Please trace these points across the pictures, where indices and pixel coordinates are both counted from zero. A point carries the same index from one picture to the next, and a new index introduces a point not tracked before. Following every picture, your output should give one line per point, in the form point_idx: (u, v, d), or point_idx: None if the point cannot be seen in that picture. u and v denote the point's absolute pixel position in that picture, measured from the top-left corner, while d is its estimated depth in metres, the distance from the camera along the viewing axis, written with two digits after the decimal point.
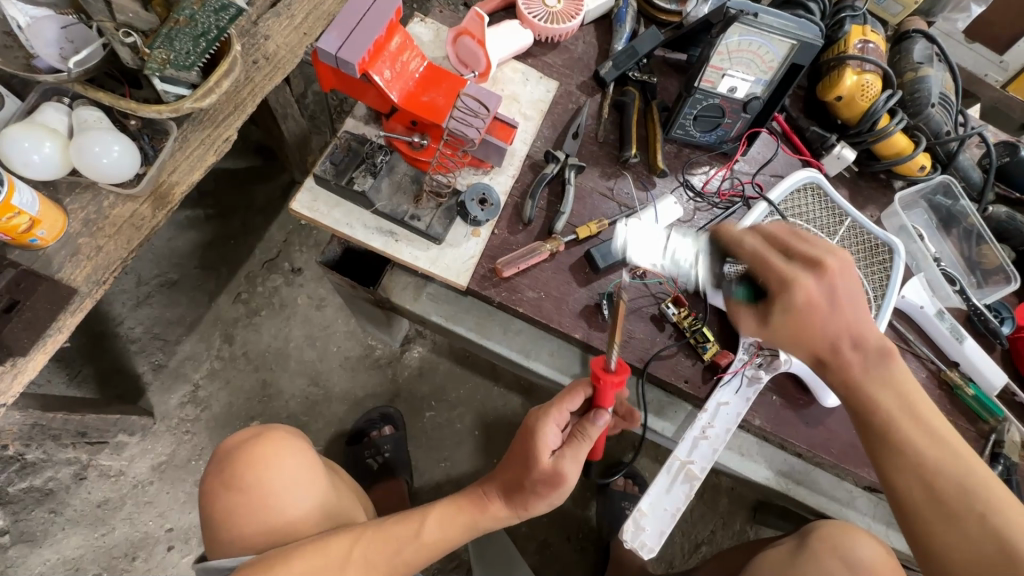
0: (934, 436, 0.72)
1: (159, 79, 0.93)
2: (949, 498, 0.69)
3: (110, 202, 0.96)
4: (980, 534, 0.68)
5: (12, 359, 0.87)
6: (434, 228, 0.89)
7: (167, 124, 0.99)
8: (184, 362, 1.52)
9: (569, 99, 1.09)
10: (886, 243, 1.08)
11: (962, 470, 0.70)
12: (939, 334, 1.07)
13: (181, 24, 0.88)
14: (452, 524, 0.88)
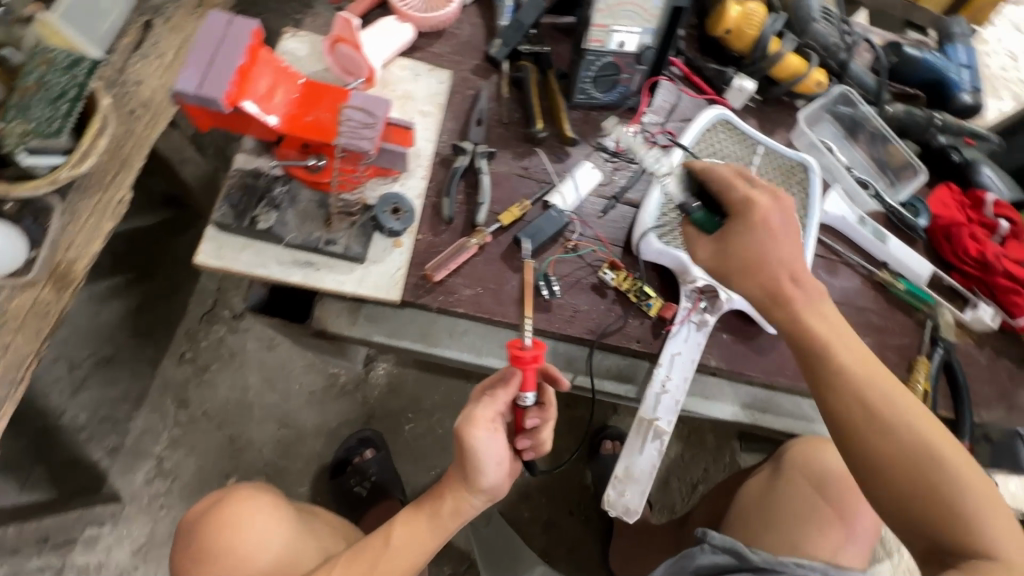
0: (871, 371, 0.74)
1: (26, 152, 0.84)
2: (890, 428, 0.70)
3: (6, 297, 0.88)
4: (918, 459, 0.68)
5: None
6: (352, 248, 0.86)
7: (48, 198, 0.91)
8: (141, 438, 1.45)
9: (465, 86, 1.06)
10: (800, 161, 1.13)
11: (898, 401, 0.72)
12: (864, 239, 1.11)
13: (30, 92, 0.84)
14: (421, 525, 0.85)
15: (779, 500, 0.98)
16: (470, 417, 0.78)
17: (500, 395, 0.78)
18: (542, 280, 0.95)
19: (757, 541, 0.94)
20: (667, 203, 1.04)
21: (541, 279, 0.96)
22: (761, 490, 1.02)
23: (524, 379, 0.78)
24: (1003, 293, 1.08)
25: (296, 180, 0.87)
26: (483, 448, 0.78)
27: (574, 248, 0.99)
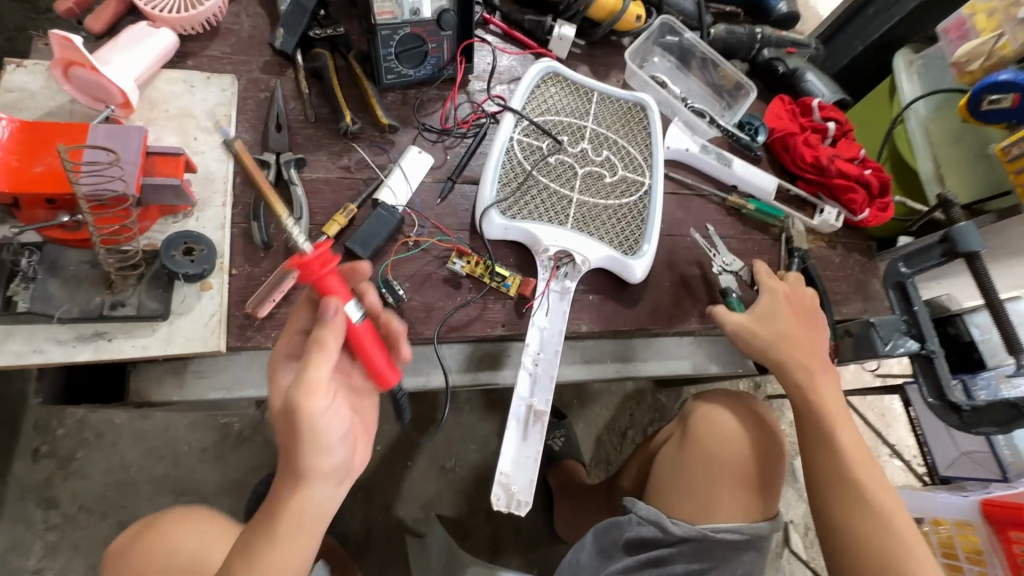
0: (829, 381, 0.93)
1: None
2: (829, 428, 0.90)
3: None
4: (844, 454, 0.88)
5: None
6: (147, 306, 0.74)
7: None
8: (9, 554, 1.27)
9: (257, 87, 0.94)
10: (636, 101, 1.10)
11: (837, 407, 0.91)
12: (711, 167, 1.12)
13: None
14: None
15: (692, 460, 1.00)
16: (302, 391, 0.61)
17: (329, 344, 0.63)
18: (384, 286, 0.88)
19: (673, 508, 0.97)
20: (506, 173, 0.98)
21: (383, 286, 0.88)
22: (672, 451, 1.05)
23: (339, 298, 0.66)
24: (841, 193, 1.12)
25: (51, 241, 0.72)
26: (313, 502, 0.64)
27: (415, 243, 0.92)
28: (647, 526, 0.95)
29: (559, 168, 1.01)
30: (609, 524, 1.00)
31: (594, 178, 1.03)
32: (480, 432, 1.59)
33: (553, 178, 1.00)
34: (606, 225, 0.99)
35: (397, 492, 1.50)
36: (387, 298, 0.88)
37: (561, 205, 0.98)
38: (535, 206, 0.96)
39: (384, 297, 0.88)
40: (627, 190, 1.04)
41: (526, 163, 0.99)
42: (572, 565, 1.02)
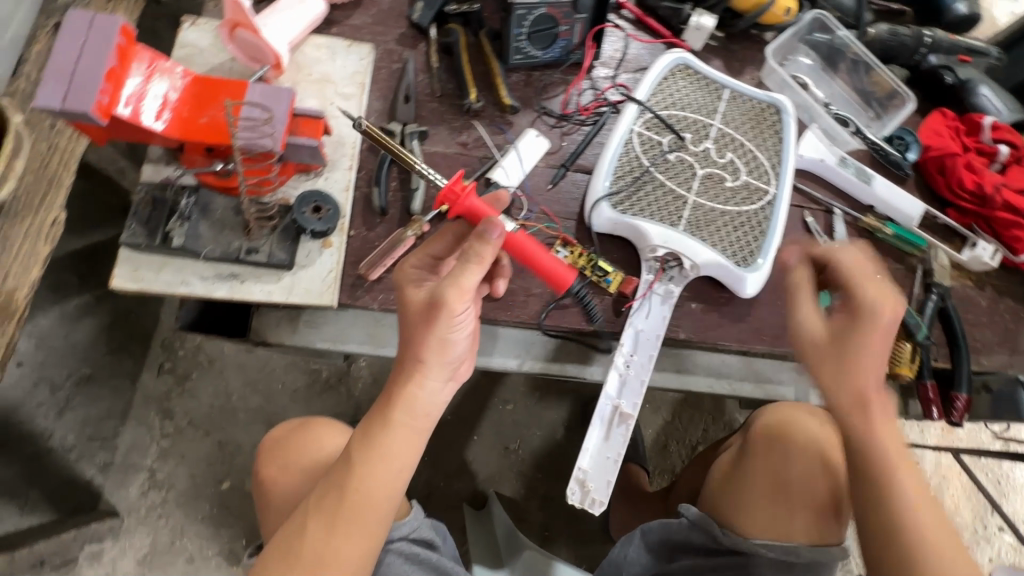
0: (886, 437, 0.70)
1: None
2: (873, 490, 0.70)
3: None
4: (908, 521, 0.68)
5: None
6: (276, 256, 0.80)
7: None
8: (131, 452, 1.45)
9: (391, 59, 0.97)
10: (771, 102, 1.02)
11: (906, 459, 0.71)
12: (847, 182, 1.01)
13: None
14: (331, 530, 0.67)
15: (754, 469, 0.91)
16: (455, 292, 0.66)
17: (487, 258, 0.66)
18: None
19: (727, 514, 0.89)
20: (622, 165, 0.95)
21: None
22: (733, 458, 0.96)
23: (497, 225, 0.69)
24: (1003, 228, 0.98)
25: (204, 187, 0.80)
26: (424, 395, 0.69)
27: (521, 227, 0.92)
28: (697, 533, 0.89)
29: (677, 166, 0.97)
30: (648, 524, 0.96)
31: (713, 181, 0.97)
32: (546, 419, 1.60)
33: (670, 176, 0.96)
34: (720, 231, 0.93)
35: (461, 462, 1.55)
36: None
37: (675, 205, 0.94)
38: (647, 202, 0.93)
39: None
40: (748, 197, 0.97)
41: (644, 157, 0.96)
42: (619, 558, 0.97)
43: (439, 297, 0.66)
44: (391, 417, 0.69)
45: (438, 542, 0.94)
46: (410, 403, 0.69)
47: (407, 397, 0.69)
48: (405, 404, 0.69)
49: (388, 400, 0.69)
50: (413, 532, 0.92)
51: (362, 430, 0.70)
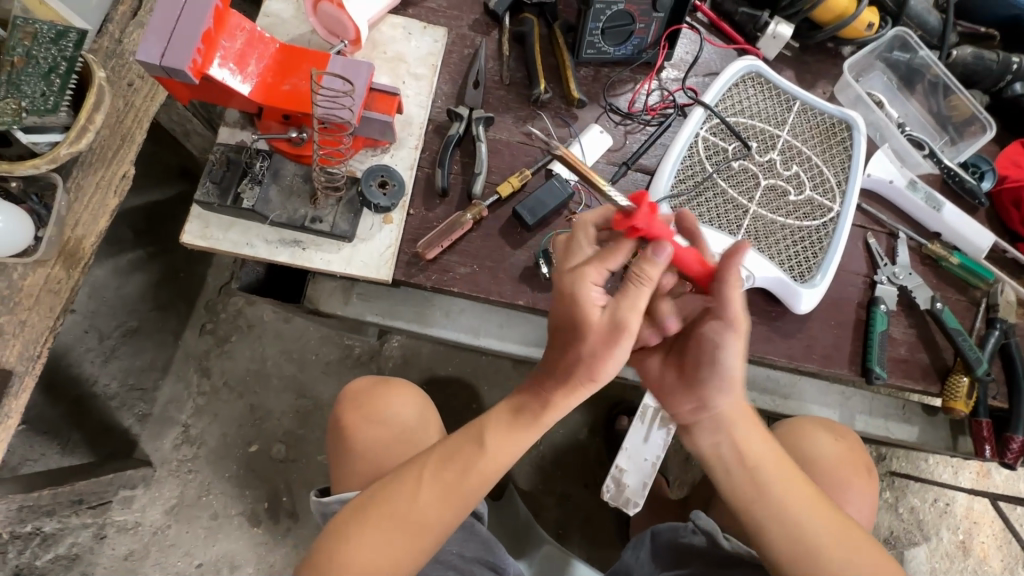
0: (746, 442, 0.71)
1: (24, 132, 0.89)
2: (765, 496, 0.70)
3: (20, 273, 0.94)
4: (787, 524, 0.69)
5: None
6: (339, 226, 0.82)
7: (50, 176, 0.96)
8: (168, 406, 1.50)
9: (463, 43, 0.98)
10: (843, 119, 1.00)
11: (776, 467, 0.71)
12: (914, 207, 0.98)
13: (20, 65, 0.89)
14: (444, 502, 0.69)
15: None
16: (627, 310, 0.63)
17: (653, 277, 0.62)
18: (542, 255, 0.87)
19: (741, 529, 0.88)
20: (684, 169, 0.94)
21: (542, 256, 0.87)
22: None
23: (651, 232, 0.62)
24: None
25: (276, 153, 0.82)
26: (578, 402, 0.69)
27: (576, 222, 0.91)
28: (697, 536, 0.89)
29: (740, 175, 0.96)
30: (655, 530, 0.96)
31: (776, 194, 0.96)
32: (570, 418, 1.60)
33: (732, 185, 0.95)
34: (777, 245, 0.92)
35: None
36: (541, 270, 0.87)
37: (734, 214, 0.93)
38: (706, 209, 0.92)
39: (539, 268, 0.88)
40: (810, 212, 0.95)
41: (707, 163, 0.95)
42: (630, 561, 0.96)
43: (619, 322, 0.63)
44: (539, 419, 0.70)
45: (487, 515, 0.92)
46: (570, 400, 0.69)
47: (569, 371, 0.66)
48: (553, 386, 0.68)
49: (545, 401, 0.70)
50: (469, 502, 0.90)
51: (496, 419, 0.71)
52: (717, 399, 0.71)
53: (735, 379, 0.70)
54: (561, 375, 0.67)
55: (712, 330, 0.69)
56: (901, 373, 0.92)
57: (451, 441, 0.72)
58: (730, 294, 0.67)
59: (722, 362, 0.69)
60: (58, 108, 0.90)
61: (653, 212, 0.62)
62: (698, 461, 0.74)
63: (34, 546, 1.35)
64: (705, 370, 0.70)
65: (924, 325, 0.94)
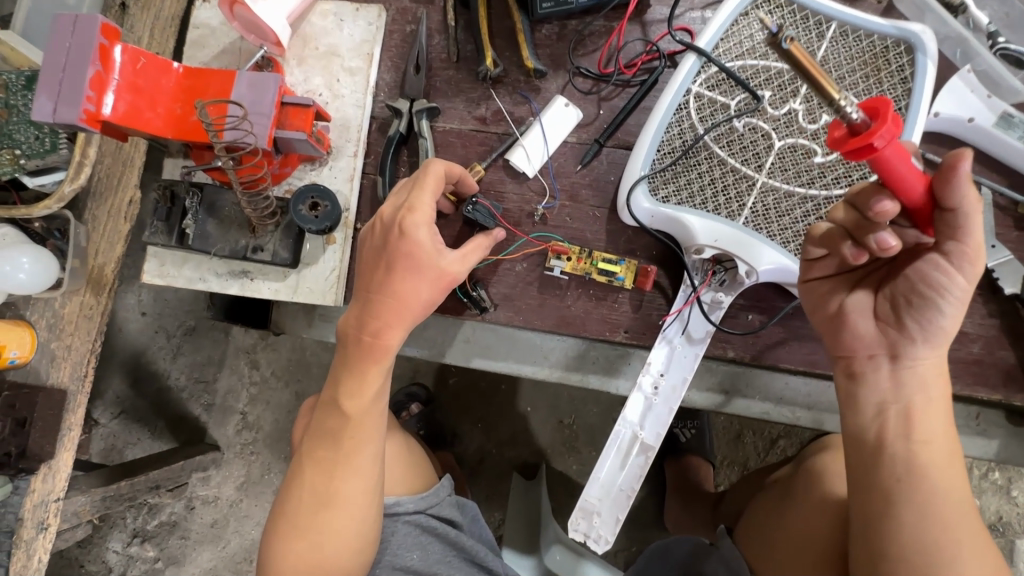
0: (923, 415, 0.55)
1: (28, 176, 0.89)
2: (922, 485, 0.53)
3: (59, 303, 0.96)
4: (924, 522, 0.53)
5: (44, 463, 0.96)
6: (280, 254, 0.78)
7: (64, 213, 0.93)
8: (227, 395, 1.64)
9: (405, 19, 0.85)
10: (900, 38, 0.73)
11: (944, 452, 0.54)
12: (1009, 150, 0.72)
13: (5, 117, 0.87)
14: (329, 474, 0.68)
15: (788, 507, 0.74)
16: (464, 267, 0.66)
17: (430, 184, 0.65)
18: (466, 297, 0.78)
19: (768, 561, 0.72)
20: (669, 140, 0.76)
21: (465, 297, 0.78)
22: (776, 492, 0.78)
23: (895, 148, 0.45)
24: None
25: (212, 183, 0.79)
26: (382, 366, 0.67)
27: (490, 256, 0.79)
28: (720, 566, 0.78)
29: (746, 137, 0.75)
30: (667, 543, 0.87)
31: (797, 156, 0.74)
32: (603, 397, 1.52)
33: (733, 151, 0.75)
34: (793, 226, 0.73)
35: (511, 433, 1.53)
36: (470, 307, 0.79)
37: (736, 191, 0.75)
38: (696, 188, 0.75)
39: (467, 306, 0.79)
40: (845, 176, 0.72)
41: (700, 128, 0.75)
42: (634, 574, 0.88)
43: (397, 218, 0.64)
44: (363, 374, 0.67)
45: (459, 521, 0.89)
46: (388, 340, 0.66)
47: (397, 290, 0.64)
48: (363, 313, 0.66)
49: (363, 348, 0.66)
50: (431, 508, 0.86)
51: (338, 377, 0.68)
52: (917, 353, 0.55)
53: (950, 330, 0.54)
54: (381, 288, 0.65)
55: (933, 269, 0.51)
56: (970, 378, 0.72)
57: (319, 413, 0.70)
58: (970, 222, 0.48)
59: (942, 315, 0.53)
60: (57, 147, 0.87)
61: (898, 131, 0.44)
62: (845, 413, 0.59)
63: (143, 513, 1.61)
64: (912, 319, 0.54)
65: (1012, 316, 0.72)
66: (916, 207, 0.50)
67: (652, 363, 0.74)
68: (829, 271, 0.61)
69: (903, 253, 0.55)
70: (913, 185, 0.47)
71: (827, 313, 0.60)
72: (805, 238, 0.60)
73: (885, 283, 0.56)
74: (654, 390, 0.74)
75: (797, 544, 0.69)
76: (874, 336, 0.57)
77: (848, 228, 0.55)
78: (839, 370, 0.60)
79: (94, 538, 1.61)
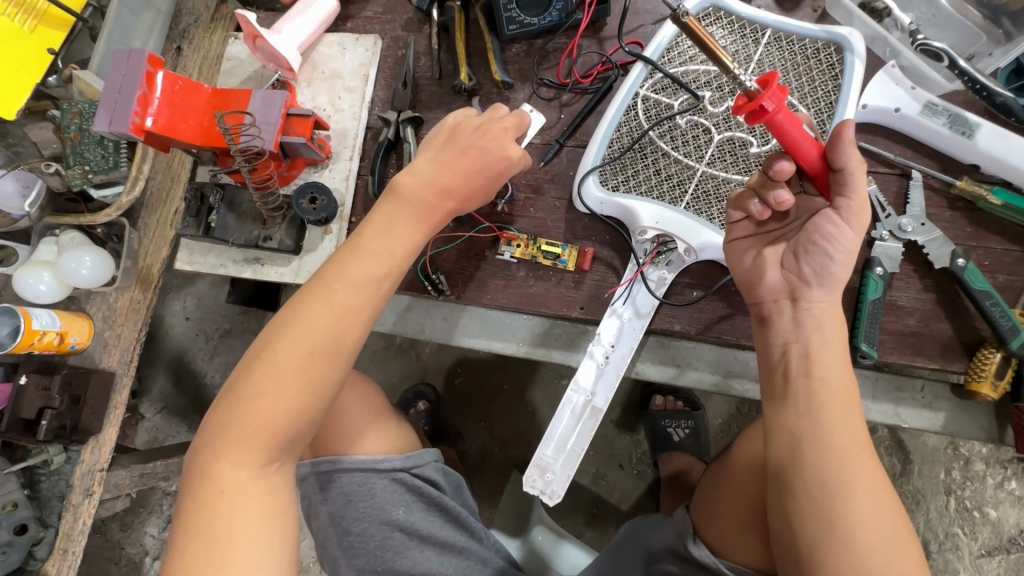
0: (821, 355, 0.62)
1: (94, 188, 1.06)
2: (818, 419, 0.60)
3: (113, 298, 1.12)
4: (819, 452, 0.59)
5: (92, 436, 1.11)
6: (286, 242, 0.92)
7: (121, 221, 1.10)
8: None
9: (397, 45, 1.00)
10: (828, 40, 0.81)
11: (841, 392, 0.61)
12: (934, 136, 0.78)
13: (77, 139, 1.03)
14: (299, 374, 0.66)
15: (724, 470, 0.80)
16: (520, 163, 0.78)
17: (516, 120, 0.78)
18: (426, 280, 0.88)
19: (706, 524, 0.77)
20: (619, 137, 0.86)
21: (426, 279, 0.88)
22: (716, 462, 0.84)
23: (789, 115, 0.57)
24: None
25: (233, 183, 0.94)
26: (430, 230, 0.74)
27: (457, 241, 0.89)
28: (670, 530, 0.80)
29: (688, 132, 0.84)
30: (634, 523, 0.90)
31: (735, 147, 0.82)
32: None
33: (677, 146, 0.84)
34: None
35: (513, 432, 1.58)
36: (430, 290, 0.89)
37: (679, 179, 0.83)
38: (643, 177, 0.84)
39: (428, 289, 0.89)
40: None
41: (646, 125, 0.84)
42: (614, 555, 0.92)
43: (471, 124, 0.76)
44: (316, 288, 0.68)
45: (443, 484, 0.94)
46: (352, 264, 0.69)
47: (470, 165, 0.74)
48: (378, 228, 0.72)
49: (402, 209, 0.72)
50: (417, 468, 0.91)
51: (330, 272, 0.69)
52: (812, 296, 0.63)
53: (841, 276, 0.62)
54: (453, 165, 0.74)
55: (827, 221, 0.61)
56: (909, 350, 0.75)
57: (292, 314, 0.68)
58: (854, 180, 0.59)
59: (832, 261, 0.61)
60: (118, 164, 1.04)
61: (785, 98, 0.56)
62: (761, 357, 0.66)
63: None
64: (808, 265, 0.62)
65: (947, 290, 0.75)
66: (813, 169, 0.61)
67: (602, 331, 0.82)
68: (747, 232, 0.69)
69: (808, 212, 0.65)
70: (806, 150, 0.59)
71: (744, 266, 0.68)
72: (726, 203, 0.69)
73: (791, 238, 0.65)
74: (603, 359, 0.81)
75: (733, 496, 0.74)
76: (780, 282, 0.64)
77: (756, 188, 0.65)
78: (753, 315, 0.68)
79: (134, 522, 1.77)
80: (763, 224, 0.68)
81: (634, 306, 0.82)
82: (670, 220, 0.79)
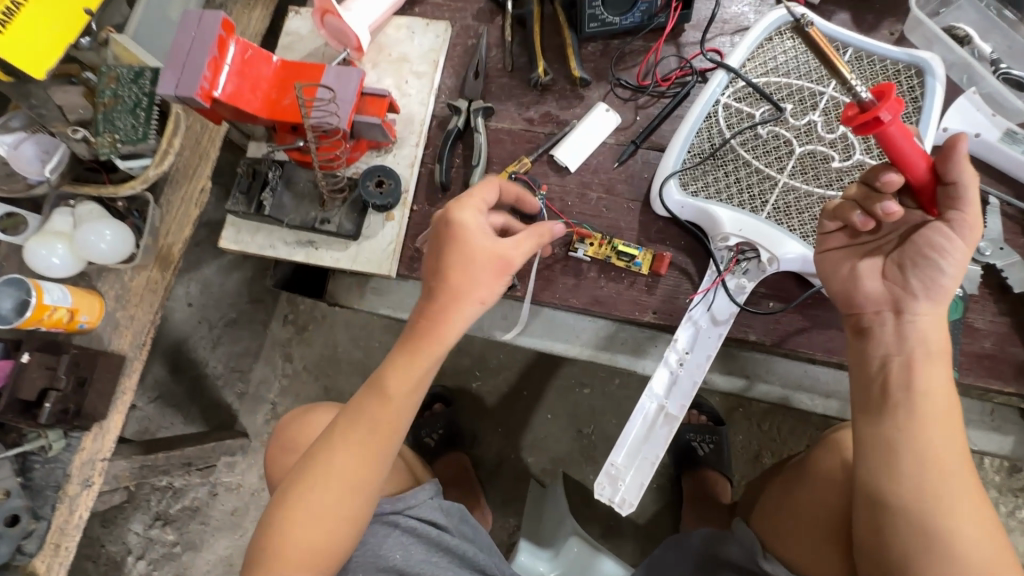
0: (924, 364, 0.62)
1: (119, 158, 0.93)
2: (920, 433, 0.60)
3: (128, 276, 1.00)
4: (919, 465, 0.59)
5: (96, 422, 0.98)
6: (345, 226, 0.88)
7: (145, 195, 0.99)
8: (260, 385, 1.69)
9: (467, 35, 0.98)
10: (911, 64, 0.82)
11: (941, 407, 0.61)
12: (1013, 164, 0.79)
13: (111, 105, 0.92)
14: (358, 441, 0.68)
15: (799, 486, 0.78)
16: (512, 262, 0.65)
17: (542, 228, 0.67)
18: None
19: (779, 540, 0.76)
20: (699, 143, 0.85)
21: None
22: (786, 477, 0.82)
23: (901, 129, 0.55)
24: None
25: (291, 161, 0.89)
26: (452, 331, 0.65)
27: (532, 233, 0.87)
28: (736, 548, 0.80)
29: (769, 143, 0.83)
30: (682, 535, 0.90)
31: (817, 161, 0.82)
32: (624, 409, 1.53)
33: (758, 155, 0.83)
34: (814, 221, 0.80)
35: (533, 440, 1.53)
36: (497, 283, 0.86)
37: (759, 189, 0.82)
38: (723, 185, 0.83)
39: None
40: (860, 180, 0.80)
41: (728, 133, 0.84)
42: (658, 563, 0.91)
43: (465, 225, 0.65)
44: (417, 357, 0.66)
45: (443, 521, 0.88)
46: (446, 331, 0.65)
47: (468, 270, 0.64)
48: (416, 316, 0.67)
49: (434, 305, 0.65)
50: (410, 509, 0.86)
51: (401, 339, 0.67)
52: (918, 308, 0.62)
53: (950, 289, 0.61)
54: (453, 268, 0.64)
55: (937, 234, 0.59)
56: (984, 372, 0.76)
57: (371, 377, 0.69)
58: (967, 194, 0.57)
59: (943, 274, 0.60)
60: (148, 136, 0.92)
61: (901, 111, 0.53)
62: (855, 365, 0.67)
63: (167, 497, 1.63)
64: (916, 277, 0.62)
65: (1020, 314, 0.77)
66: (921, 182, 0.59)
67: (678, 338, 0.80)
68: (843, 243, 0.68)
69: (908, 226, 0.64)
70: (915, 163, 0.57)
71: (840, 276, 0.68)
72: (821, 212, 0.69)
73: (895, 249, 0.64)
74: (677, 366, 0.79)
75: (810, 513, 0.73)
76: (882, 293, 0.64)
77: (857, 200, 0.63)
78: (848, 326, 0.68)
79: (116, 518, 1.62)
80: (858, 236, 0.67)
81: (710, 314, 0.80)
82: (756, 225, 0.78)
